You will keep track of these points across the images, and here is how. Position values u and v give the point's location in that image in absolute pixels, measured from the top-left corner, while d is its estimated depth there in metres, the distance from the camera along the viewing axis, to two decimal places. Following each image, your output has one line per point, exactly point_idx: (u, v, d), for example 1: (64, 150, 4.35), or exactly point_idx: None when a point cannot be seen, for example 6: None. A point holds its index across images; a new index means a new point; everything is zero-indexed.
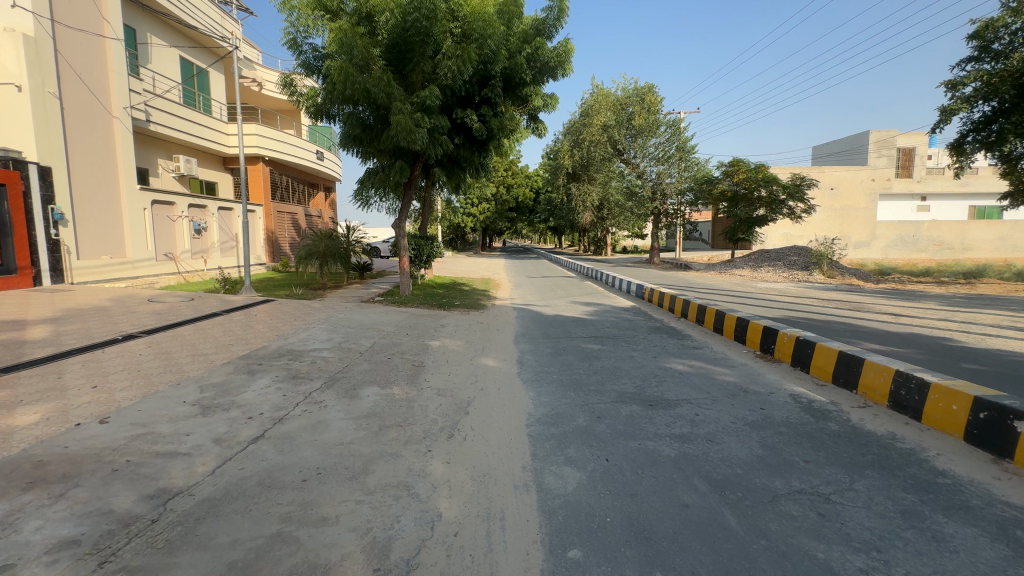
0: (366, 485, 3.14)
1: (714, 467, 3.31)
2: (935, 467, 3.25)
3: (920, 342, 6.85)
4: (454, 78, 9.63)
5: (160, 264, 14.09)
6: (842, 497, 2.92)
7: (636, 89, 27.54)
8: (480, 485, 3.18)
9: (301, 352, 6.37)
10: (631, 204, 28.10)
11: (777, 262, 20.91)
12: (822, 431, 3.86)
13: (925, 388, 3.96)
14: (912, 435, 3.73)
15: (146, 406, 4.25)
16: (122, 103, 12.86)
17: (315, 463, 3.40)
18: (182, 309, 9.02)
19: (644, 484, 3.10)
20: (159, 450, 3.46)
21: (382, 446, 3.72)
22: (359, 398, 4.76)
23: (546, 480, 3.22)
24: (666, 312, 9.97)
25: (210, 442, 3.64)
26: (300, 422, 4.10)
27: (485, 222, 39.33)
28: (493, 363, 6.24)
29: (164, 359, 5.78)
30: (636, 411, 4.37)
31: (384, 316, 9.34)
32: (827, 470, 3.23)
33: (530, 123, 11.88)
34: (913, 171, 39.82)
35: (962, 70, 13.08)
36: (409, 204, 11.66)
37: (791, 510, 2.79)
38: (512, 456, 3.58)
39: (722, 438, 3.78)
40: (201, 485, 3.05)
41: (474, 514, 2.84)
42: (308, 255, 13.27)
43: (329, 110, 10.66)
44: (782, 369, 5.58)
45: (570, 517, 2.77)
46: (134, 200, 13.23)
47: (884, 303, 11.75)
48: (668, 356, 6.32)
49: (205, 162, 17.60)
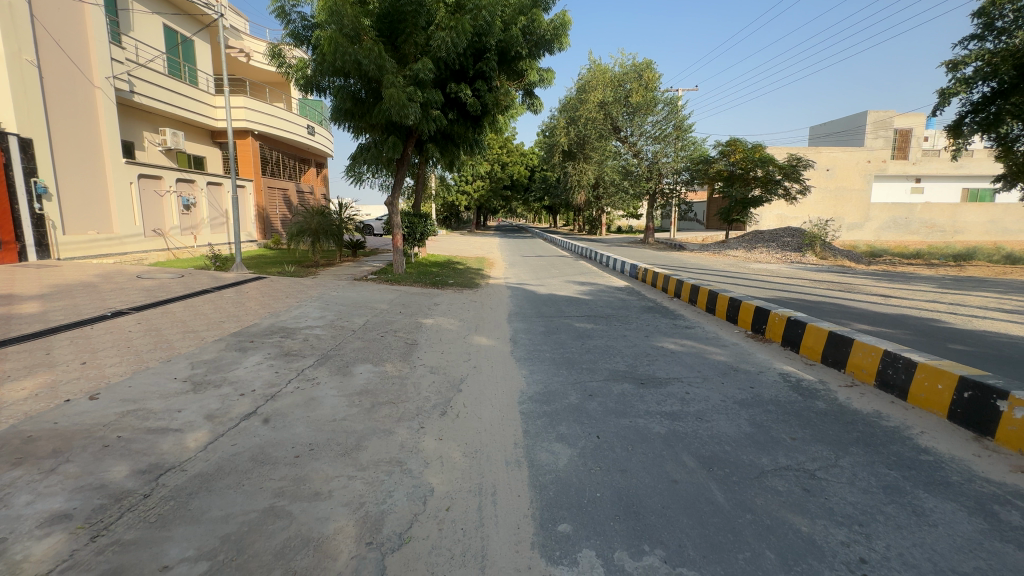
0: (359, 460, 3.16)
1: (703, 444, 3.36)
2: (918, 444, 3.31)
3: (910, 324, 6.93)
4: (447, 50, 9.36)
5: (148, 240, 13.88)
6: (826, 473, 2.97)
7: (635, 65, 27.05)
8: (473, 462, 3.21)
9: (293, 330, 6.35)
10: (627, 182, 27.81)
11: (771, 243, 21.02)
12: (810, 409, 3.92)
13: (912, 367, 4.01)
14: (897, 413, 3.80)
15: (136, 382, 4.23)
16: (104, 72, 12.45)
17: (307, 439, 3.41)
18: (172, 286, 8.92)
19: (634, 461, 3.15)
20: (151, 426, 3.46)
21: (375, 422, 3.74)
22: (352, 375, 4.77)
23: (538, 456, 3.26)
24: (660, 291, 10.00)
25: (202, 418, 3.64)
26: (292, 399, 4.11)
27: (479, 200, 39.15)
28: (486, 341, 6.25)
29: (154, 335, 5.73)
30: (627, 389, 4.41)
31: (378, 294, 9.29)
32: (813, 447, 3.30)
33: (526, 98, 11.65)
34: (909, 153, 39.20)
35: (964, 49, 12.92)
36: (402, 180, 11.46)
37: (776, 486, 2.85)
38: (504, 432, 3.62)
39: (711, 416, 3.83)
40: (193, 460, 3.05)
41: (466, 489, 2.88)
42: (299, 232, 13.03)
43: (319, 82, 10.43)
44: (772, 349, 5.62)
45: (560, 492, 2.82)
46: (120, 173, 12.93)
47: (875, 285, 11.81)
48: (660, 335, 6.37)
49: (193, 136, 17.15)
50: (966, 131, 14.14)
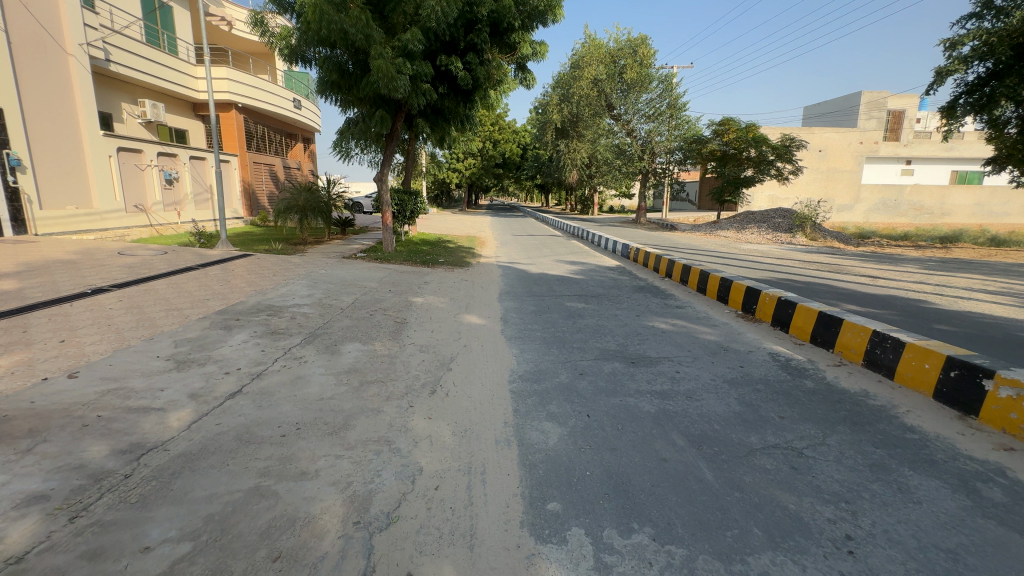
0: (347, 439, 3.12)
1: (692, 423, 3.37)
2: (904, 423, 3.34)
3: (897, 304, 7.01)
4: (437, 20, 9.03)
5: (131, 216, 13.53)
6: (814, 451, 3.00)
7: (631, 41, 26.50)
8: (462, 441, 3.18)
9: (280, 308, 6.24)
10: (619, 162, 27.52)
11: (762, 224, 21.08)
12: (798, 388, 3.95)
13: (900, 347, 4.02)
14: (884, 392, 3.83)
15: (117, 360, 4.13)
16: (77, 38, 11.82)
17: (294, 418, 3.36)
18: (155, 263, 8.70)
19: (623, 439, 3.14)
20: (132, 405, 3.38)
21: (363, 401, 3.69)
22: (340, 354, 4.70)
23: (529, 434, 3.24)
24: (651, 271, 9.98)
25: (186, 397, 3.57)
26: (279, 377, 4.05)
27: (470, 177, 38.70)
28: (477, 320, 6.20)
29: (136, 313, 5.59)
30: (618, 367, 4.42)
31: (367, 272, 9.15)
32: (802, 425, 3.32)
33: (518, 72, 11.36)
34: (901, 134, 39.79)
35: (962, 28, 12.79)
36: (392, 156, 11.19)
37: (764, 464, 2.86)
38: (493, 411, 3.60)
39: (700, 394, 3.84)
40: (176, 440, 2.99)
41: (456, 468, 2.85)
42: (287, 209, 12.79)
43: (304, 53, 10.08)
44: (762, 329, 5.64)
45: (549, 470, 2.81)
46: (98, 146, 12.50)
47: (863, 267, 11.92)
48: (651, 315, 6.38)
49: (174, 108, 16.55)
50: (959, 112, 14.14)
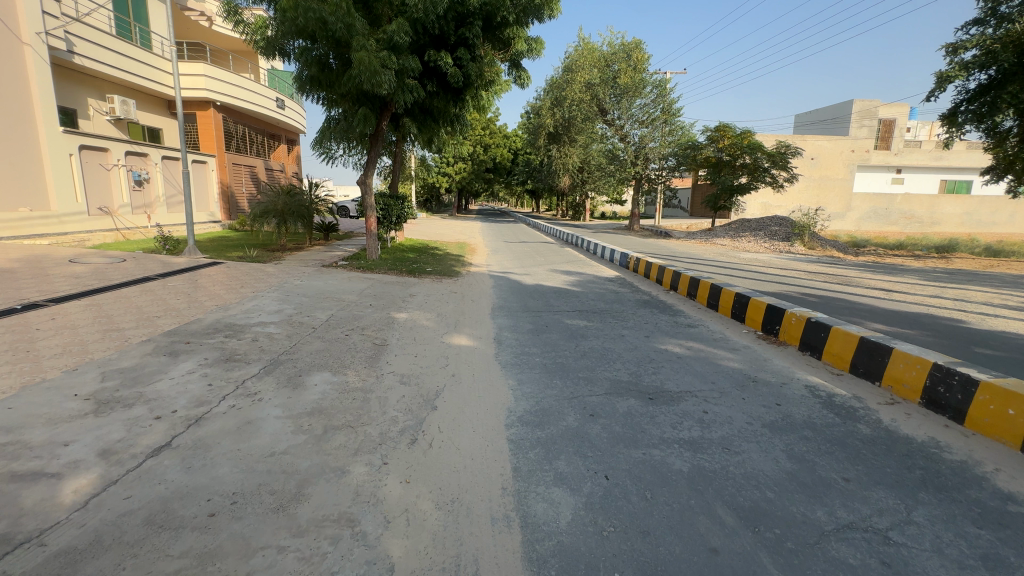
0: (297, 519, 2.38)
1: (739, 490, 2.67)
2: (998, 488, 2.69)
3: (926, 323, 6.41)
4: (424, 10, 8.37)
5: (93, 219, 12.57)
6: (902, 535, 2.32)
7: (624, 45, 26.03)
8: (449, 519, 2.45)
9: (242, 327, 5.46)
10: (612, 167, 26.84)
11: (758, 232, 20.65)
12: (853, 436, 3.27)
13: (971, 386, 3.39)
14: (958, 442, 3.18)
15: (20, 402, 3.32)
16: (34, 28, 10.90)
17: (231, 486, 2.60)
18: (109, 273, 7.83)
19: (656, 516, 2.44)
20: (16, 471, 2.59)
21: (325, 458, 2.94)
22: (304, 388, 3.93)
23: (534, 508, 2.52)
24: (653, 283, 9.34)
25: (94, 455, 2.79)
26: (224, 423, 3.27)
27: (461, 181, 38.10)
28: (466, 341, 5.45)
29: (67, 335, 4.78)
30: (634, 407, 3.71)
31: (348, 283, 8.39)
32: (874, 493, 2.65)
33: (512, 70, 10.72)
34: (891, 143, 39.26)
35: (965, 33, 12.50)
36: (376, 157, 10.43)
37: (846, 557, 2.18)
38: (487, 472, 2.87)
39: (740, 445, 3.15)
40: (62, 527, 2.22)
41: (439, 568, 2.12)
42: (263, 213, 11.95)
43: (283, 46, 9.35)
44: (790, 355, 4.98)
45: (564, 570, 2.09)
46: (57, 143, 11.57)
47: (870, 278, 11.43)
48: (661, 336, 5.69)
49: (147, 106, 15.61)
50: (960, 120, 13.76)
